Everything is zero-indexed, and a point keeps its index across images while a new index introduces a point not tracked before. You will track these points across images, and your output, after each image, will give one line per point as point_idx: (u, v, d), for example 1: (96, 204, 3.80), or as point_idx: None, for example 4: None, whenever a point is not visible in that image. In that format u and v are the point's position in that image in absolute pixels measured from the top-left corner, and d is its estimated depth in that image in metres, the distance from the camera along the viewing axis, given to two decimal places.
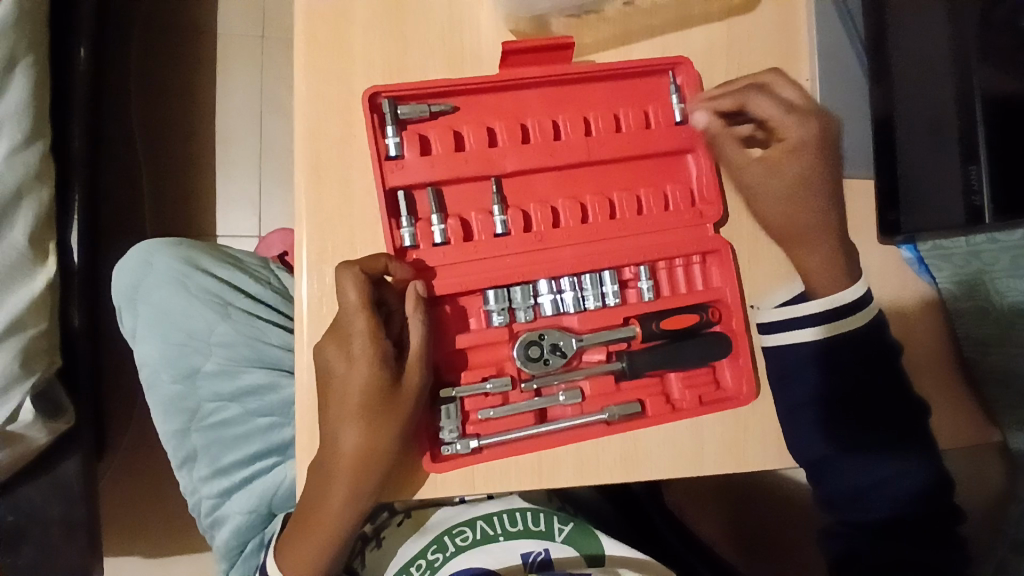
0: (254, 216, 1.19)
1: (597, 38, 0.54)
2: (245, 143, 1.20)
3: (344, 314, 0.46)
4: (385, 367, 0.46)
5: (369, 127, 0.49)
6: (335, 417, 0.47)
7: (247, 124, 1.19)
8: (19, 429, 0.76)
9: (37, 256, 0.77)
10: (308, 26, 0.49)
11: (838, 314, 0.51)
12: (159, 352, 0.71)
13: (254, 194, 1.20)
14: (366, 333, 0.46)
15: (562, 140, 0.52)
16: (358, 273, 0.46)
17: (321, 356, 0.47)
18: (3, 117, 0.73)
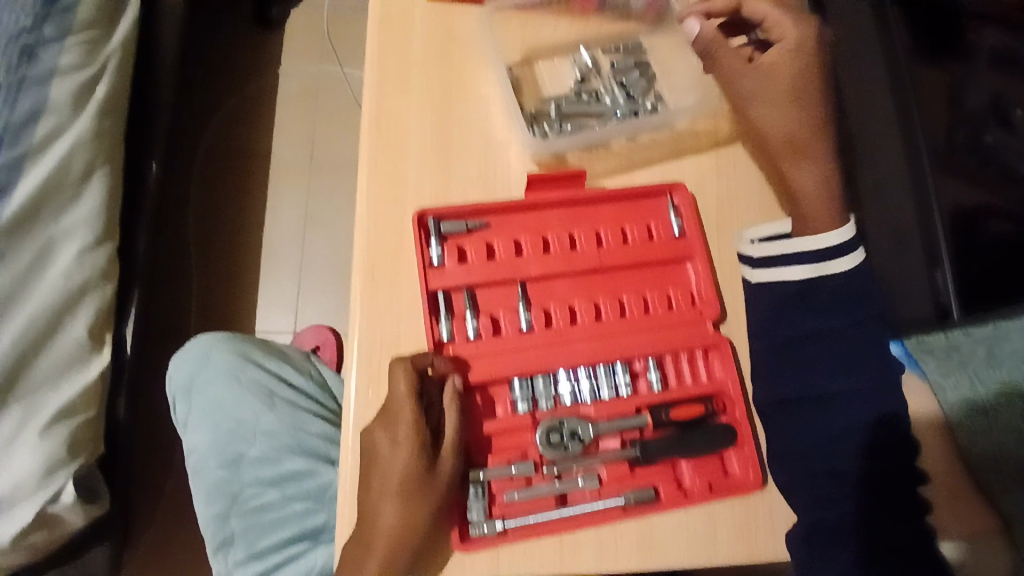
0: (291, 314, 1.31)
1: (605, 168, 0.65)
2: (288, 249, 1.35)
3: (392, 404, 0.52)
4: (424, 453, 0.51)
5: (417, 241, 0.58)
6: (377, 494, 0.51)
7: (291, 235, 1.35)
8: (59, 511, 0.84)
9: (93, 345, 0.90)
10: (370, 162, 0.61)
11: (823, 257, 0.57)
12: (209, 439, 0.77)
13: (292, 295, 1.33)
14: (409, 422, 0.51)
15: (578, 251, 0.61)
16: (406, 367, 0.52)
17: (368, 443, 0.52)
18: (80, 224, 0.91)
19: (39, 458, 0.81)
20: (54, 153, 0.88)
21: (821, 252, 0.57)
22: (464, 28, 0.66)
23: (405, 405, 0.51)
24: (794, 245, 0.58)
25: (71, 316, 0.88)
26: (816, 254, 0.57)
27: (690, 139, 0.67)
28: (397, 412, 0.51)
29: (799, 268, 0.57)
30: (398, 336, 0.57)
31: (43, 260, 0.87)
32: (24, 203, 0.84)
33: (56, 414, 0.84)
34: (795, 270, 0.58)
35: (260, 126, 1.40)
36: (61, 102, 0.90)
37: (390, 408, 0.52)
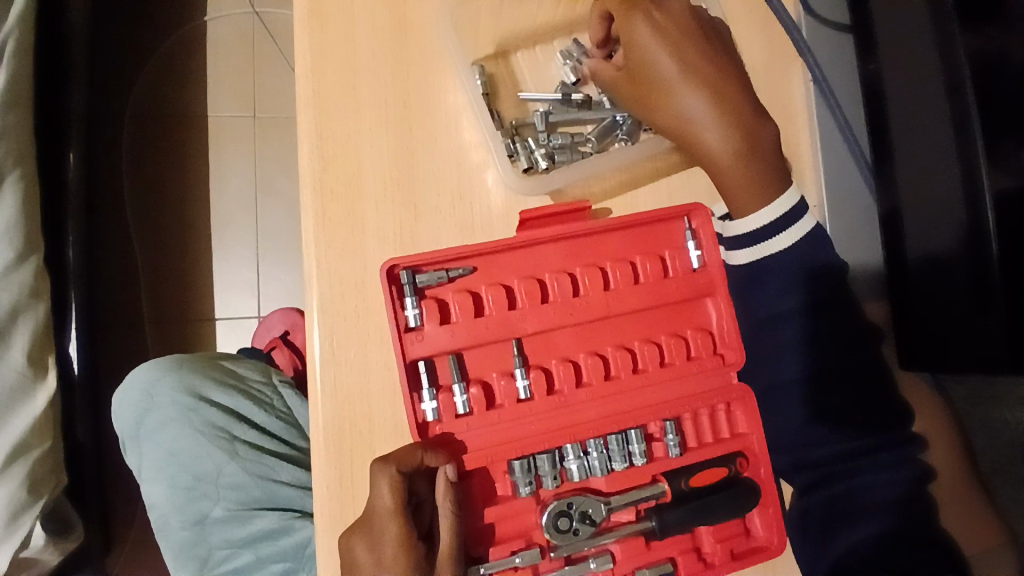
0: (255, 299, 1.19)
1: (604, 188, 0.54)
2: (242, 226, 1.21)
3: (375, 516, 0.43)
4: (416, 573, 0.43)
5: (388, 302, 0.47)
6: None
7: (244, 209, 1.20)
8: (33, 555, 0.82)
9: (35, 372, 0.81)
10: (316, 201, 0.49)
11: (756, 238, 0.51)
12: (166, 496, 0.69)
13: (252, 279, 1.20)
14: (396, 540, 0.43)
15: (582, 296, 0.52)
16: (389, 472, 0.43)
17: (347, 565, 0.43)
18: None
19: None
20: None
21: (746, 233, 0.51)
22: (422, 15, 0.52)
23: (391, 518, 0.43)
24: (733, 227, 0.52)
25: (6, 344, 0.77)
26: (744, 237, 0.52)
27: None
28: (382, 527, 0.43)
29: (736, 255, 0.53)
30: (374, 418, 0.48)
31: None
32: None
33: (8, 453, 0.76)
34: (737, 253, 0.53)
35: (191, 85, 1.21)
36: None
37: (372, 521, 0.43)
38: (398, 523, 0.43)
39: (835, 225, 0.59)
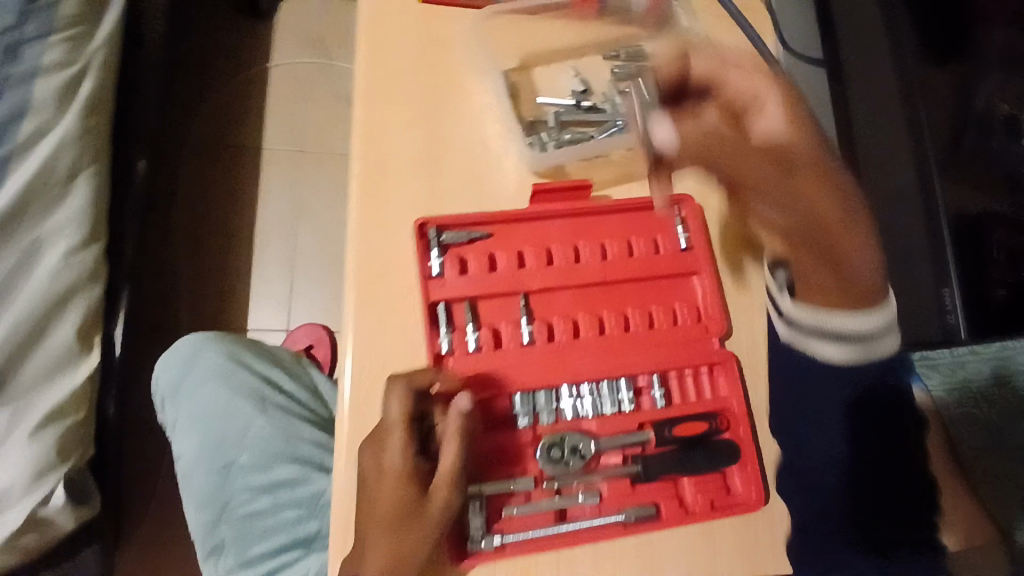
0: (284, 313, 1.27)
1: (604, 177, 0.64)
2: (278, 246, 1.30)
3: (385, 425, 0.51)
4: (415, 477, 0.49)
5: (417, 250, 0.57)
6: (365, 518, 0.49)
7: (283, 231, 1.30)
8: (50, 515, 0.81)
9: (82, 347, 0.88)
10: (362, 169, 0.59)
11: (853, 341, 0.51)
12: (197, 444, 0.76)
13: (284, 294, 1.27)
14: (401, 446, 0.50)
15: (582, 263, 0.60)
16: (400, 388, 0.51)
17: (359, 465, 0.51)
18: (69, 223, 0.89)
19: (27, 459, 0.79)
20: (44, 150, 0.88)
21: (843, 324, 0.50)
22: (459, 37, 0.65)
23: (398, 427, 0.50)
24: (827, 324, 0.50)
25: (57, 320, 0.86)
26: (853, 326, 0.50)
27: None
28: (392, 432, 0.50)
29: (842, 313, 0.49)
30: (394, 352, 0.55)
31: (29, 262, 0.85)
32: (12, 202, 0.84)
33: (45, 415, 0.82)
34: None
35: (249, 118, 1.36)
36: (46, 99, 0.89)
37: (383, 429, 0.51)
38: (403, 433, 0.50)
39: None
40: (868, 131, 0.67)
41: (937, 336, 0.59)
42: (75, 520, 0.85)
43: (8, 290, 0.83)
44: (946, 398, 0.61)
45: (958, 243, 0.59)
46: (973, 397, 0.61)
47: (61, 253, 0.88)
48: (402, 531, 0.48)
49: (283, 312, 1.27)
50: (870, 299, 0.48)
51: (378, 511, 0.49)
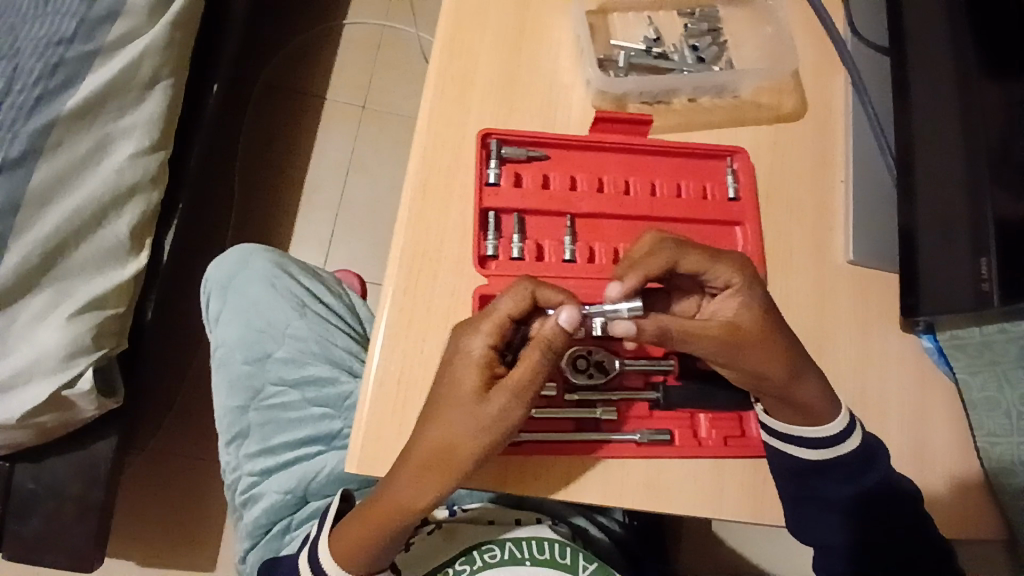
0: (322, 256, 1.28)
1: (664, 123, 0.67)
2: (327, 193, 1.32)
3: (488, 317, 0.53)
4: (490, 376, 0.51)
5: (477, 158, 0.61)
6: (431, 413, 0.52)
7: (333, 178, 1.32)
8: (73, 397, 0.80)
9: (132, 246, 0.87)
10: (437, 81, 0.64)
11: (824, 444, 0.59)
12: (238, 335, 0.81)
13: (325, 237, 1.29)
14: (490, 342, 0.52)
15: (631, 196, 0.63)
16: (519, 294, 0.52)
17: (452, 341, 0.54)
18: (138, 125, 0.87)
19: (62, 339, 0.78)
20: (126, 52, 0.84)
21: (816, 438, 0.59)
22: None
23: (500, 325, 0.52)
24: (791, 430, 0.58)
25: (115, 213, 0.85)
26: (814, 442, 0.59)
27: (750, 110, 0.69)
28: (487, 324, 0.52)
29: (775, 416, 0.59)
30: (443, 249, 0.59)
31: (98, 154, 0.83)
32: (87, 98, 0.81)
33: (86, 301, 0.81)
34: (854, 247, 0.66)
35: (318, 66, 1.38)
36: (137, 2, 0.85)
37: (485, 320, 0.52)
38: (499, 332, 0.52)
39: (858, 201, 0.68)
40: (929, 114, 0.67)
41: (969, 304, 0.60)
42: (95, 409, 0.84)
43: (74, 176, 0.81)
44: (970, 380, 0.63)
45: (1002, 227, 0.60)
46: (995, 380, 0.62)
47: (127, 152, 0.86)
48: (461, 421, 0.50)
49: (321, 255, 1.29)
50: (829, 414, 0.58)
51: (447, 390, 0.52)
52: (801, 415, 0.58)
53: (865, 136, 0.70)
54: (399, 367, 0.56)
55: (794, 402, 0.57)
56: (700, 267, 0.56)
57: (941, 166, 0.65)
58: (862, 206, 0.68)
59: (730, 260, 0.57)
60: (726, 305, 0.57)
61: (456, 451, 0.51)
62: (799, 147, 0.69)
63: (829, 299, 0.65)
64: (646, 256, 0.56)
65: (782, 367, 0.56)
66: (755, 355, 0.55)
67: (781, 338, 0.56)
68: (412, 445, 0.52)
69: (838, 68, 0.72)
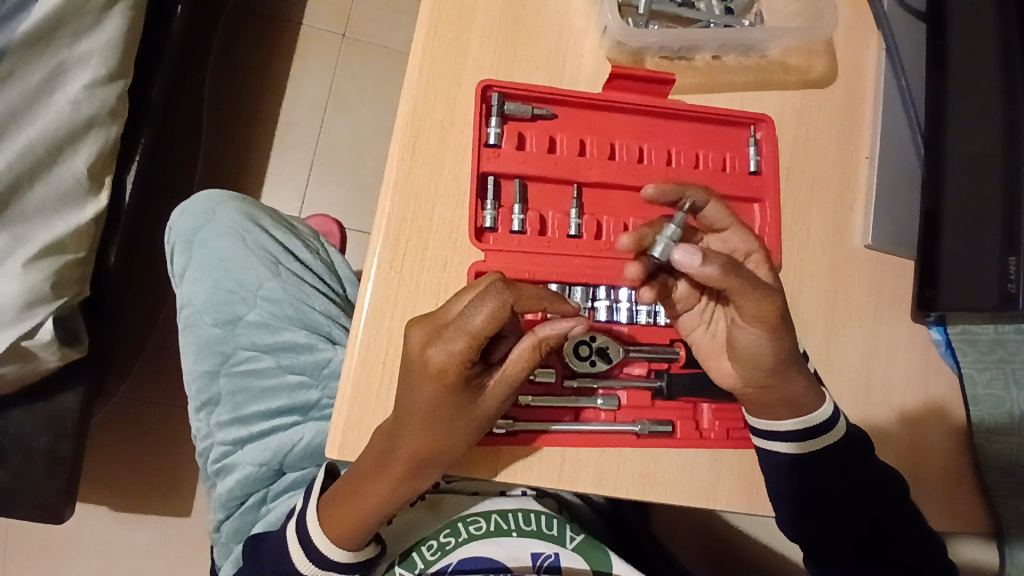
0: (299, 200, 1.20)
1: (683, 84, 0.60)
2: (304, 132, 1.22)
3: (454, 325, 0.44)
4: (461, 388, 0.46)
5: (476, 115, 0.54)
6: (404, 426, 0.48)
7: (311, 116, 1.22)
8: (33, 348, 0.75)
9: (91, 186, 0.79)
10: (432, 21, 0.55)
11: (813, 436, 0.56)
12: (206, 294, 0.75)
13: (302, 180, 1.21)
14: (459, 359, 0.44)
15: (645, 165, 0.57)
16: (494, 301, 0.43)
17: (407, 344, 0.46)
18: (93, 50, 0.75)
19: (17, 289, 0.71)
20: None
21: (784, 433, 0.55)
22: None
23: None
24: (778, 427, 0.54)
25: (72, 149, 0.75)
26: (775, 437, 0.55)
27: (779, 73, 0.62)
28: (456, 339, 0.43)
29: (758, 415, 0.55)
30: (434, 217, 0.53)
31: (52, 84, 0.73)
32: (43, 21, 0.69)
33: (44, 248, 0.73)
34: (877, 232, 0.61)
35: None
36: None
37: (475, 349, 0.44)
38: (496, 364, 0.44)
39: (883, 180, 0.63)
40: (972, 92, 0.62)
41: (992, 304, 0.58)
42: (58, 359, 0.80)
43: (26, 108, 0.71)
44: (975, 375, 0.62)
45: None
46: (1001, 377, 0.62)
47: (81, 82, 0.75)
48: (442, 407, 0.47)
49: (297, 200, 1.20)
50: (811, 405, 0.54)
51: (418, 403, 0.47)
52: (780, 410, 0.54)
53: (895, 108, 0.64)
54: (384, 346, 0.52)
55: (762, 404, 0.53)
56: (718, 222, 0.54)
57: (975, 149, 0.61)
58: (888, 185, 0.63)
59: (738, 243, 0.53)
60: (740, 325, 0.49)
61: (438, 449, 0.49)
62: (825, 118, 0.63)
63: (844, 286, 0.61)
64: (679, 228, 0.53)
65: (756, 361, 0.51)
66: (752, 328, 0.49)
67: (777, 332, 0.49)
68: (395, 443, 0.49)
69: (870, 32, 0.66)
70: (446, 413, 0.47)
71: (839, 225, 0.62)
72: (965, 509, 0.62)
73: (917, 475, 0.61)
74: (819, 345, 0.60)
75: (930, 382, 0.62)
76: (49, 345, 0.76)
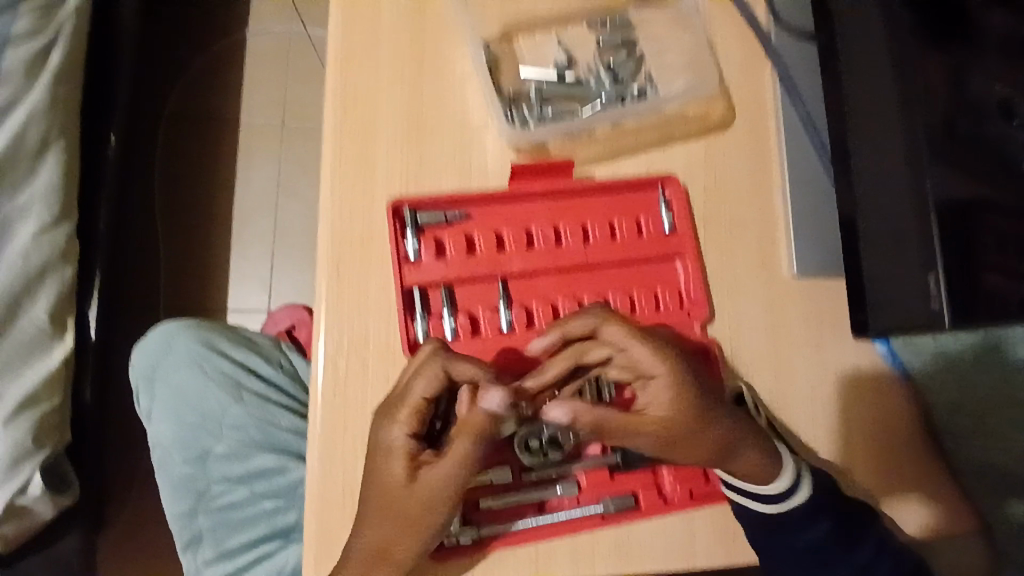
0: (265, 292, 1.21)
1: (589, 156, 0.61)
2: (259, 225, 1.23)
3: (399, 398, 0.50)
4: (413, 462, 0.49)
5: (391, 234, 0.55)
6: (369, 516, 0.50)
7: (263, 208, 1.24)
8: (28, 503, 0.77)
9: (56, 329, 0.82)
10: (335, 143, 0.56)
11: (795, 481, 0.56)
12: (172, 430, 0.76)
13: (265, 271, 1.22)
14: (403, 425, 0.49)
15: (564, 247, 0.59)
16: (430, 363, 0.51)
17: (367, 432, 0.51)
18: (34, 201, 0.81)
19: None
20: (10, 125, 0.80)
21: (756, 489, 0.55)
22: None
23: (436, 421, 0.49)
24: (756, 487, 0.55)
25: (30, 299, 0.80)
26: (752, 494, 0.55)
27: (680, 125, 0.64)
28: (399, 408, 0.50)
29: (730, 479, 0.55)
30: (369, 336, 0.54)
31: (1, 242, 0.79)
32: None
33: (20, 399, 0.76)
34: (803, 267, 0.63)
35: (227, 87, 1.27)
36: (12, 71, 0.82)
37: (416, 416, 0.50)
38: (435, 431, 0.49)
39: (799, 208, 0.65)
40: (871, 108, 0.62)
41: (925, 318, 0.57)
42: (55, 508, 0.81)
43: None
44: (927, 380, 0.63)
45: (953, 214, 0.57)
46: (952, 378, 0.63)
47: (30, 232, 0.80)
48: (399, 485, 0.49)
49: (264, 291, 1.21)
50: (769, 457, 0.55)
51: (377, 485, 0.50)
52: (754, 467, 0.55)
53: (799, 135, 0.66)
54: (340, 474, 0.52)
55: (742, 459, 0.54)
56: (618, 342, 0.53)
57: (881, 157, 0.62)
58: (806, 209, 0.65)
59: (651, 337, 0.53)
60: (654, 400, 0.52)
61: (401, 540, 0.49)
62: (733, 158, 0.65)
63: (784, 317, 0.62)
64: (584, 347, 0.54)
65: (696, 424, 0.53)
66: (645, 449, 0.52)
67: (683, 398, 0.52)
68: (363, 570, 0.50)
69: (763, 64, 0.67)
70: (404, 493, 0.49)
71: (767, 259, 0.64)
72: (949, 513, 0.62)
73: (895, 489, 0.61)
74: (769, 381, 0.61)
75: (886, 393, 0.63)
76: (41, 497, 0.78)
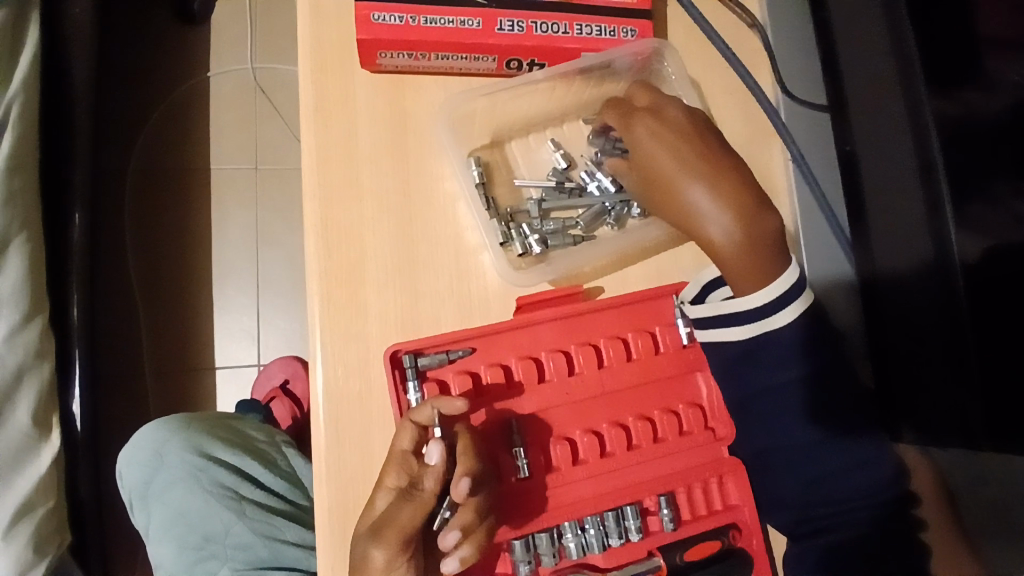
0: (255, 349, 1.14)
1: (596, 268, 0.57)
2: (241, 279, 1.16)
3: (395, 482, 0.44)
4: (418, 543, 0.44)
5: (391, 386, 0.50)
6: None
7: (244, 261, 1.16)
8: None
9: (41, 430, 0.75)
10: (323, 287, 0.52)
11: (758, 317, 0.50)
12: (175, 553, 0.73)
13: (252, 326, 1.15)
14: (406, 508, 0.44)
15: (577, 376, 0.55)
16: (398, 455, 0.45)
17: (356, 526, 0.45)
18: (0, 301, 0.72)
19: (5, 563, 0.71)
20: None
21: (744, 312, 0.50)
22: (420, 111, 0.56)
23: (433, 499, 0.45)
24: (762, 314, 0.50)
25: (10, 405, 0.72)
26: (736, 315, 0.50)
27: None
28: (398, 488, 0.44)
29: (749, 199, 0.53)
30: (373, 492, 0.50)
31: None
32: None
33: (13, 513, 0.71)
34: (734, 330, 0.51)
35: (195, 133, 1.17)
36: None
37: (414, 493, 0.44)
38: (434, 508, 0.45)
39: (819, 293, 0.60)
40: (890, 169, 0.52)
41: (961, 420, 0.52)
42: None
43: None
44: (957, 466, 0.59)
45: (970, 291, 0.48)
46: None
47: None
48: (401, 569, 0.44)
49: (253, 348, 1.15)
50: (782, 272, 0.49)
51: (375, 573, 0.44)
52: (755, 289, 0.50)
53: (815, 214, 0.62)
54: None
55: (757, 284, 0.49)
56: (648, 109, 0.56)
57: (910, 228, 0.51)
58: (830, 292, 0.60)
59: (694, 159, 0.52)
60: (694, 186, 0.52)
61: None
62: None
63: None
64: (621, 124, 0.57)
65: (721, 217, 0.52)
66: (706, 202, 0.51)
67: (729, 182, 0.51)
68: None
69: (685, 172, 0.52)
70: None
71: None
72: None
73: None
74: None
75: None
76: None
